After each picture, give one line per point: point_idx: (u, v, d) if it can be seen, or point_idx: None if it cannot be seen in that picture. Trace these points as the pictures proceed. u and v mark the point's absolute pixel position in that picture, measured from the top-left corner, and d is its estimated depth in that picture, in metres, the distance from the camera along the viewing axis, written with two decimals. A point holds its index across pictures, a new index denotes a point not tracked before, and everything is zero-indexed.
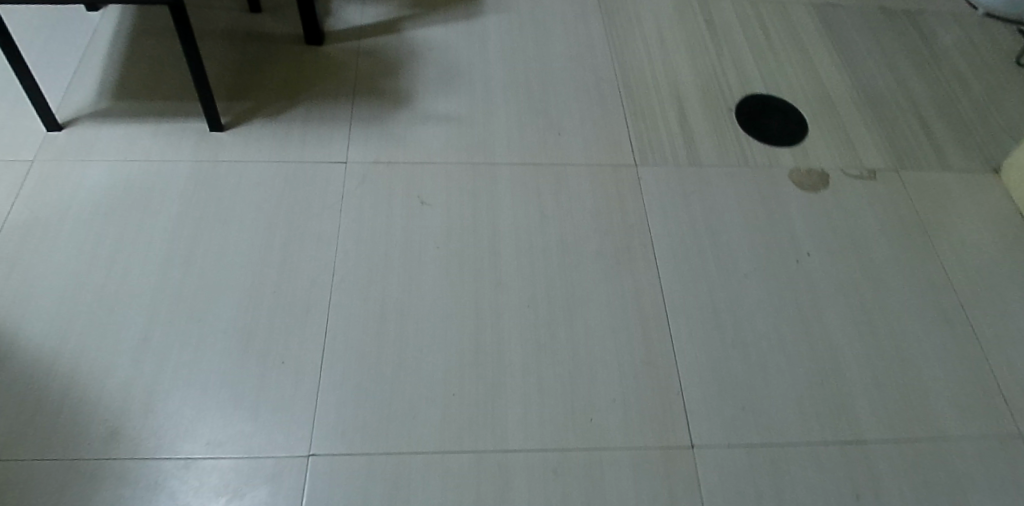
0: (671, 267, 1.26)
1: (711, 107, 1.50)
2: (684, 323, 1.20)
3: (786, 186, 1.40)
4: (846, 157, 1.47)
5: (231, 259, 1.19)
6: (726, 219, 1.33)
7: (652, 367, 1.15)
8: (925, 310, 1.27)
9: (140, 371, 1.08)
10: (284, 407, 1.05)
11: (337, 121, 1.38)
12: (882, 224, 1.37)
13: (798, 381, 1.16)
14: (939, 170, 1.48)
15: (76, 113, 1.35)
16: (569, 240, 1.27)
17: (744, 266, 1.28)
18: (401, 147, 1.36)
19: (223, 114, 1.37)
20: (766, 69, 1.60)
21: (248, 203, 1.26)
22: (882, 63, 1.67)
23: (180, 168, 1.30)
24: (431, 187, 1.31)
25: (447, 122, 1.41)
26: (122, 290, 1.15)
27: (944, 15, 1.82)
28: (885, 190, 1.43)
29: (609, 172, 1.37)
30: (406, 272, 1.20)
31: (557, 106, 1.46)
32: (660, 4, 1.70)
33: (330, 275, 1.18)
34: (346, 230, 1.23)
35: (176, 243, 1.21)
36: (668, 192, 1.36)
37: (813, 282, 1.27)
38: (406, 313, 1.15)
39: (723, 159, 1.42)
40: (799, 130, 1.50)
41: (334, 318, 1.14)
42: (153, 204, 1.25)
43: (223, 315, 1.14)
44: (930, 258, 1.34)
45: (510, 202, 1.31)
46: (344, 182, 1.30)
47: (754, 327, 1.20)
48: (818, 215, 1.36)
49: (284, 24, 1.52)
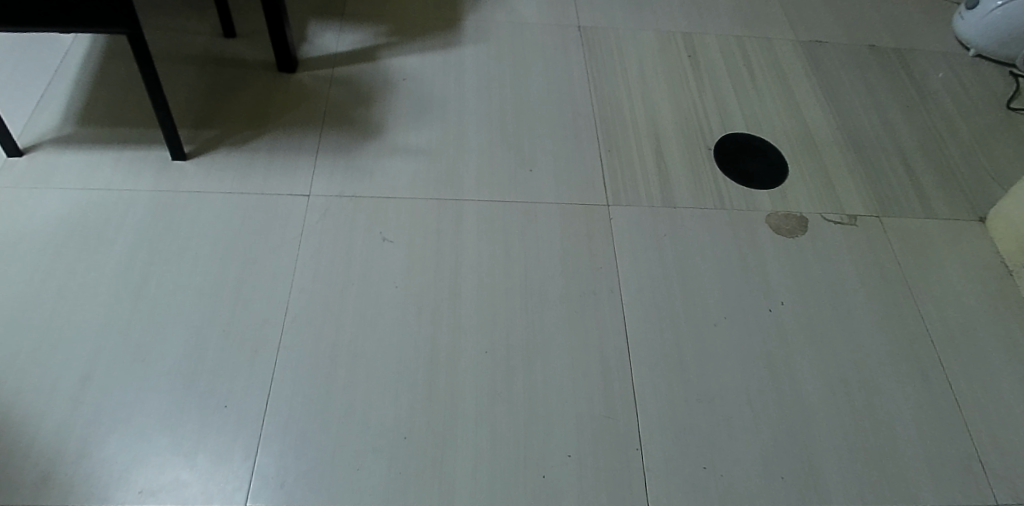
0: (638, 313, 1.22)
1: (690, 146, 1.47)
2: (648, 374, 1.16)
3: (763, 230, 1.36)
4: (826, 202, 1.43)
5: (182, 296, 1.16)
6: (698, 263, 1.29)
7: (612, 420, 1.11)
8: (901, 367, 1.23)
9: (78, 411, 1.05)
10: (223, 457, 1.03)
11: (302, 151, 1.35)
12: (860, 274, 1.34)
13: (765, 440, 1.12)
14: (922, 216, 1.45)
15: (38, 139, 1.33)
16: (534, 282, 1.23)
17: (714, 314, 1.24)
18: (367, 180, 1.32)
19: (187, 142, 1.34)
20: (749, 106, 1.56)
21: (203, 237, 1.23)
22: (868, 104, 1.64)
23: (139, 198, 1.27)
24: (394, 223, 1.27)
25: (416, 154, 1.37)
26: (68, 324, 1.12)
27: (934, 55, 1.79)
28: (865, 237, 1.39)
29: (580, 211, 1.33)
30: (362, 313, 1.17)
31: (531, 141, 1.43)
32: (643, 37, 1.67)
33: (283, 316, 1.15)
34: (304, 268, 1.20)
35: (127, 277, 1.18)
36: (640, 233, 1.32)
37: (785, 334, 1.24)
38: (358, 358, 1.12)
39: (699, 201, 1.38)
40: (779, 172, 1.46)
41: (283, 362, 1.11)
42: (107, 235, 1.22)
43: (168, 355, 1.11)
44: (909, 311, 1.30)
45: (475, 240, 1.27)
46: (306, 216, 1.26)
47: (721, 381, 1.17)
48: (794, 262, 1.33)
49: (257, 50, 1.50)
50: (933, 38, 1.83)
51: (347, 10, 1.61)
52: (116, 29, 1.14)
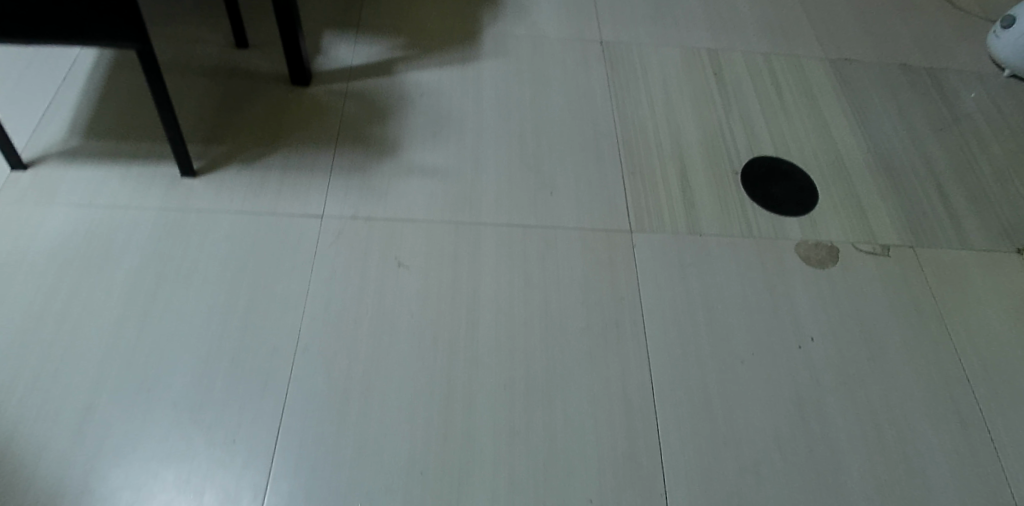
0: (663, 348, 1.17)
1: (716, 169, 1.42)
2: (672, 414, 1.11)
3: (791, 260, 1.31)
4: (857, 231, 1.38)
5: (189, 322, 1.12)
6: (724, 295, 1.24)
7: (636, 462, 1.06)
8: (936, 409, 1.19)
9: (80, 444, 1.01)
10: (231, 496, 0.98)
11: (316, 168, 1.31)
12: (893, 309, 1.29)
13: (795, 486, 1.07)
14: (956, 247, 1.39)
15: (43, 152, 1.29)
16: (554, 312, 1.18)
17: (741, 349, 1.19)
18: (381, 201, 1.28)
19: (197, 158, 1.30)
20: (777, 128, 1.51)
21: (212, 259, 1.18)
22: (899, 126, 1.58)
23: (146, 216, 1.22)
24: (409, 247, 1.23)
25: (433, 174, 1.33)
26: (70, 350, 1.08)
27: (967, 74, 1.73)
28: (897, 269, 1.34)
29: (603, 237, 1.28)
30: (375, 344, 1.12)
31: (551, 161, 1.38)
32: (668, 53, 1.61)
33: (293, 345, 1.11)
34: (316, 295, 1.16)
35: (133, 301, 1.13)
36: (665, 262, 1.27)
37: (815, 373, 1.19)
38: (371, 391, 1.08)
39: (726, 228, 1.33)
40: (808, 198, 1.41)
41: (295, 394, 1.07)
42: (113, 256, 1.18)
43: (174, 385, 1.06)
44: (944, 349, 1.25)
45: (493, 266, 1.22)
46: (318, 238, 1.22)
47: (748, 422, 1.12)
48: (825, 295, 1.28)
49: (270, 62, 1.45)
50: (965, 56, 1.77)
51: (362, 20, 1.57)
52: (125, 42, 1.09)
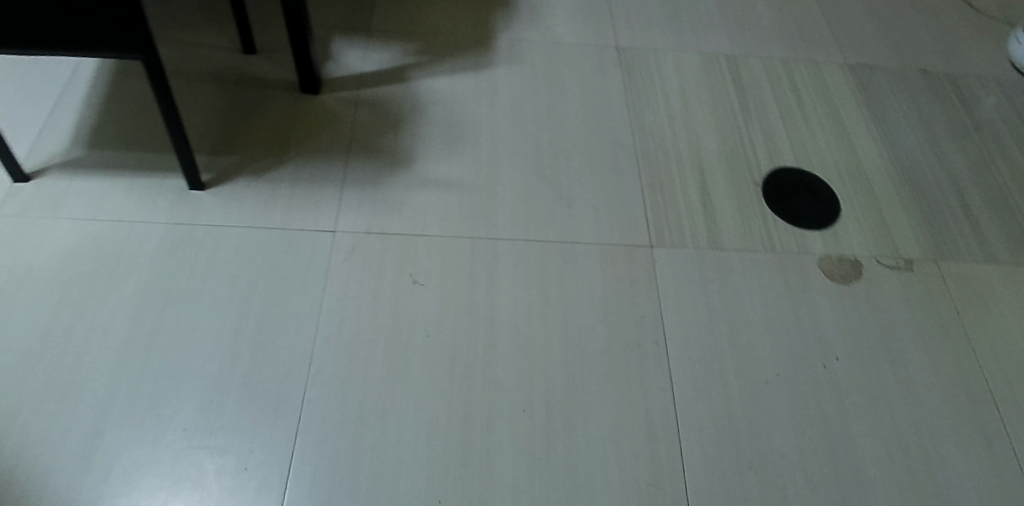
0: (685, 369, 1.15)
1: (736, 181, 1.38)
2: (695, 438, 1.09)
3: (814, 276, 1.28)
4: (880, 244, 1.35)
5: (198, 343, 1.09)
6: (747, 313, 1.22)
7: (659, 488, 1.04)
8: (963, 430, 1.15)
9: (87, 470, 0.98)
10: None
11: (327, 181, 1.27)
12: (918, 325, 1.25)
13: None
14: (981, 261, 1.36)
15: (46, 162, 1.25)
16: (573, 332, 1.16)
17: (765, 369, 1.16)
18: (395, 216, 1.24)
19: (205, 170, 1.26)
20: (797, 138, 1.48)
21: (222, 277, 1.15)
22: (921, 135, 1.55)
23: (152, 231, 1.19)
24: (425, 264, 1.20)
25: (447, 187, 1.29)
26: (77, 371, 1.05)
27: (988, 80, 1.69)
28: (922, 284, 1.31)
29: (622, 253, 1.26)
30: (391, 365, 1.09)
31: (569, 172, 1.34)
32: (685, 59, 1.58)
33: (306, 367, 1.08)
34: (330, 314, 1.13)
35: (141, 320, 1.10)
36: (685, 279, 1.24)
37: (840, 393, 1.16)
38: (387, 416, 1.05)
39: (747, 242, 1.30)
40: (830, 211, 1.38)
41: (309, 419, 1.04)
42: (119, 273, 1.14)
43: (183, 409, 1.03)
44: (970, 367, 1.22)
45: (511, 284, 1.20)
46: (331, 254, 1.19)
47: (773, 445, 1.10)
48: (849, 312, 1.25)
49: (279, 69, 1.41)
50: (987, 61, 1.73)
51: (373, 25, 1.53)
52: (130, 54, 1.05)
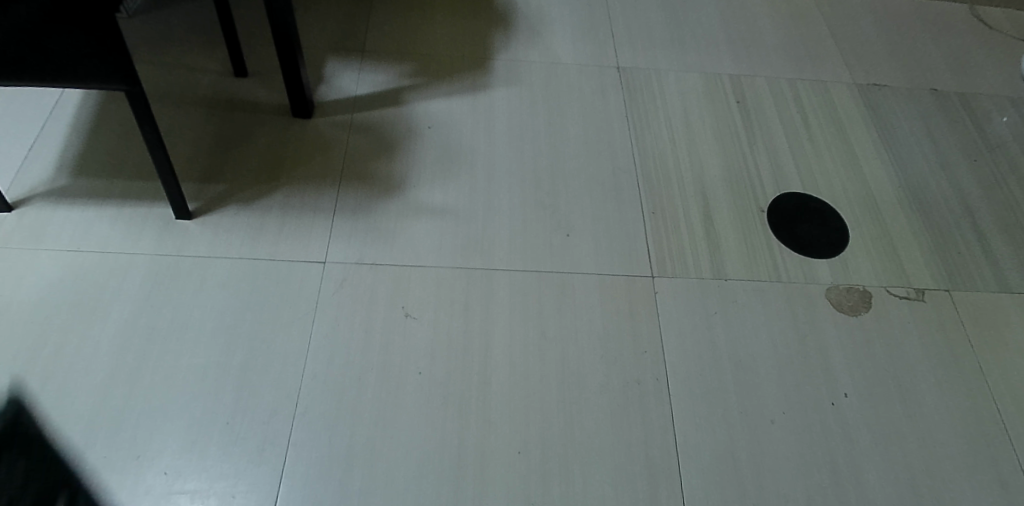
0: (687, 407, 1.10)
1: (741, 207, 1.34)
2: (698, 481, 1.04)
3: (822, 308, 1.24)
4: (891, 273, 1.30)
5: (181, 384, 1.05)
6: (752, 347, 1.17)
7: None
8: (978, 471, 1.10)
9: None
10: None
11: (318, 209, 1.24)
12: (931, 359, 1.20)
13: None
14: (995, 290, 1.31)
15: (30, 191, 1.22)
16: (572, 368, 1.11)
17: (770, 407, 1.12)
18: (388, 246, 1.21)
19: (193, 198, 1.23)
20: (803, 162, 1.44)
21: (208, 312, 1.11)
22: (932, 157, 1.50)
23: (137, 263, 1.15)
24: (418, 296, 1.16)
25: (442, 214, 1.26)
26: (56, 412, 1.01)
27: (1000, 99, 1.64)
28: (934, 315, 1.26)
29: (622, 284, 1.21)
30: (380, 405, 1.05)
31: (568, 199, 1.30)
32: (688, 80, 1.54)
33: (293, 406, 1.04)
34: (318, 349, 1.09)
35: (123, 358, 1.06)
36: (688, 312, 1.20)
37: (850, 432, 1.11)
38: (376, 458, 1.01)
39: (753, 272, 1.26)
40: (838, 238, 1.33)
41: (294, 462, 1.00)
42: (102, 307, 1.11)
43: (164, 453, 0.99)
44: (985, 404, 1.17)
45: (507, 317, 1.15)
46: (321, 286, 1.15)
47: (779, 488, 1.05)
48: (858, 346, 1.20)
49: (271, 92, 1.38)
50: (998, 80, 1.68)
51: (367, 45, 1.49)
52: (112, 83, 1.01)
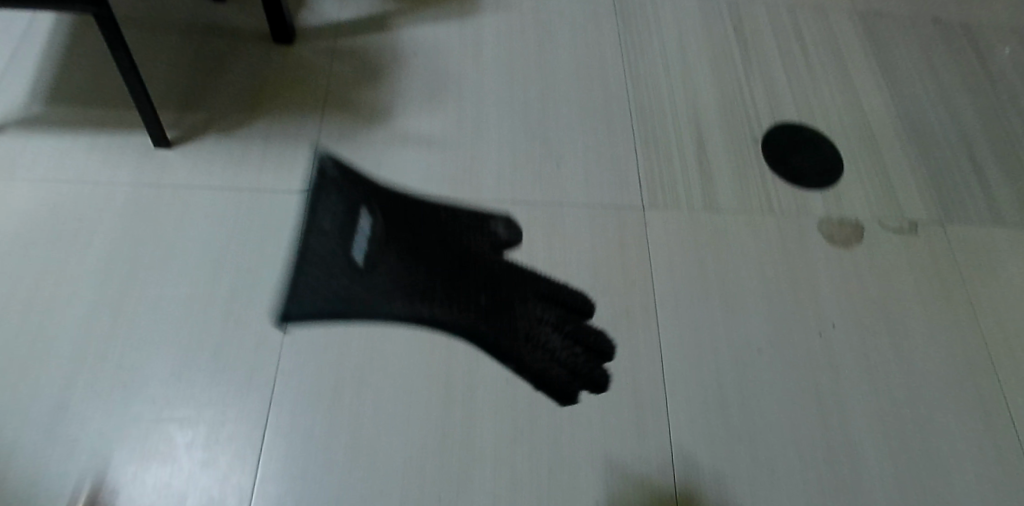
0: (674, 337, 1.10)
1: (734, 138, 1.32)
2: (683, 408, 1.05)
3: (813, 239, 1.23)
4: (884, 205, 1.29)
5: (167, 311, 1.04)
6: (742, 278, 1.16)
7: (644, 462, 1.00)
8: (961, 401, 1.11)
9: (54, 441, 0.94)
10: (215, 500, 0.93)
11: (301, 139, 1.21)
12: (920, 291, 1.20)
13: (811, 485, 1.01)
14: (989, 223, 1.29)
15: (3, 118, 1.19)
16: (560, 297, 1.11)
17: (758, 338, 1.12)
18: (373, 176, 1.19)
19: (172, 127, 1.20)
20: (800, 92, 1.40)
21: (191, 241, 1.10)
22: (932, 88, 1.46)
23: (116, 194, 1.13)
24: (405, 227, 1.14)
25: (429, 144, 1.23)
26: (40, 341, 1.01)
27: (1005, 29, 1.59)
28: (925, 247, 1.25)
29: (611, 215, 1.20)
30: (368, 333, 1.05)
31: (557, 129, 1.28)
32: (684, 6, 1.49)
33: (281, 334, 1.04)
34: (305, 279, 1.08)
35: (107, 288, 1.05)
36: (678, 243, 1.18)
37: (836, 362, 1.11)
38: (363, 385, 1.01)
39: (745, 204, 1.24)
40: (833, 169, 1.31)
41: (281, 388, 1.00)
42: (83, 237, 1.09)
43: (152, 379, 0.99)
44: (972, 336, 1.17)
45: (495, 248, 1.14)
46: (306, 216, 1.13)
47: (764, 415, 1.05)
48: (848, 277, 1.20)
49: (250, 17, 1.33)
50: (1003, 9, 1.63)
51: None
52: (79, 6, 0.97)
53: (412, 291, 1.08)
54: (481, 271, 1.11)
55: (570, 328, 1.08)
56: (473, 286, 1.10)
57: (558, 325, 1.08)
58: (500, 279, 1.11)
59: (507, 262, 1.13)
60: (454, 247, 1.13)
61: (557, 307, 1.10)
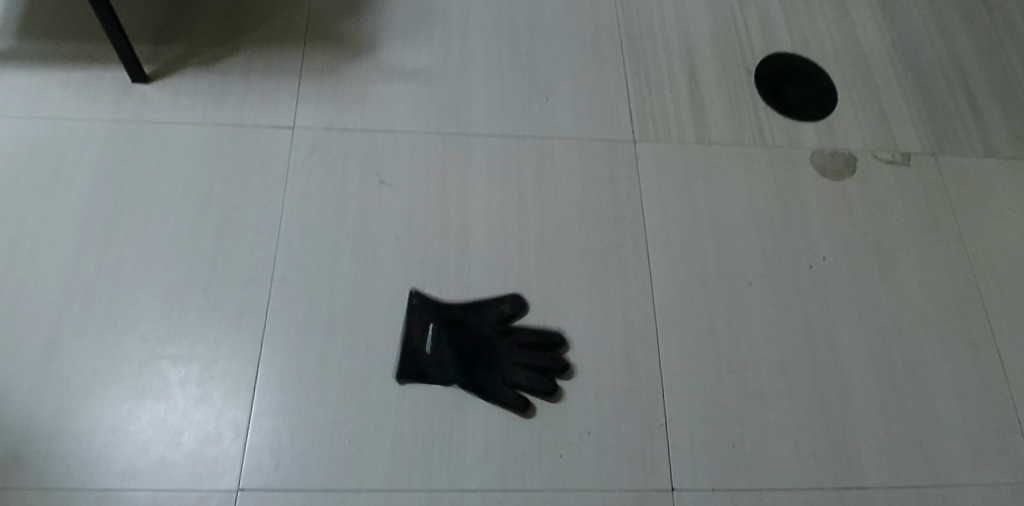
0: (665, 270, 1.10)
1: (727, 69, 1.29)
2: (674, 340, 1.05)
3: (805, 172, 1.22)
4: (877, 137, 1.27)
5: (154, 250, 1.03)
6: (733, 212, 1.16)
7: (635, 392, 1.01)
8: (948, 330, 1.12)
9: (46, 381, 0.94)
10: (211, 436, 0.93)
11: (284, 73, 1.18)
12: (910, 223, 1.20)
13: (798, 413, 1.03)
14: (982, 155, 1.29)
15: None
16: (551, 233, 1.10)
17: (748, 270, 1.12)
18: (359, 110, 1.16)
19: (150, 62, 1.16)
20: (794, 22, 1.37)
21: (175, 179, 1.08)
22: (927, 17, 1.44)
23: (95, 131, 1.10)
24: (392, 162, 1.12)
25: (415, 78, 1.20)
26: (26, 282, 1.00)
27: None
28: (917, 179, 1.24)
29: (602, 149, 1.18)
30: (358, 270, 1.04)
31: (547, 62, 1.25)
32: None
33: (270, 272, 1.03)
34: (292, 216, 1.07)
35: (91, 227, 1.04)
36: (669, 176, 1.17)
37: (826, 293, 1.12)
38: (354, 321, 1.01)
39: (737, 136, 1.23)
40: (826, 100, 1.30)
41: (272, 326, 1.00)
42: (64, 176, 1.07)
43: (142, 319, 0.99)
44: (961, 266, 1.18)
45: (484, 184, 1.13)
46: (291, 152, 1.11)
47: (753, 346, 1.06)
48: (839, 209, 1.19)
49: None
50: None
51: None
52: None
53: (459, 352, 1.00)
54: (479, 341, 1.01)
55: (537, 363, 1.01)
56: (476, 352, 1.00)
57: (528, 363, 1.00)
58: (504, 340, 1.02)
59: (506, 330, 1.03)
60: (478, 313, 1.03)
61: (526, 340, 1.02)
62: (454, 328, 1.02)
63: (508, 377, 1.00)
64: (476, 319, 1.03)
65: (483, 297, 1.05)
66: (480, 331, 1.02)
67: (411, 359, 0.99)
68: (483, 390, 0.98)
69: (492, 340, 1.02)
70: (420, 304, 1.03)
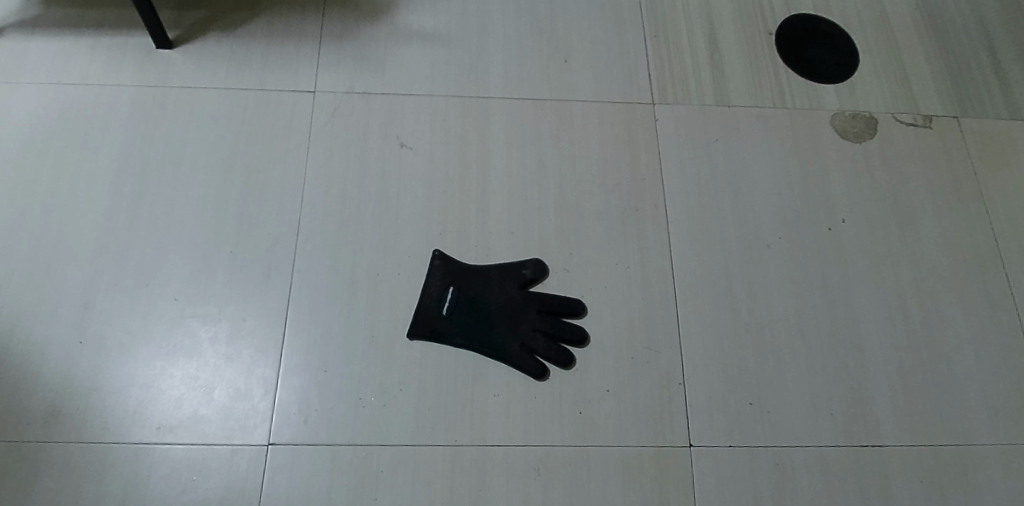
0: (684, 233, 1.11)
1: (747, 31, 1.28)
2: (692, 301, 1.06)
3: (825, 134, 1.21)
4: (900, 99, 1.26)
5: (182, 213, 1.05)
6: (753, 174, 1.16)
7: (654, 352, 1.03)
8: (968, 291, 1.12)
9: (82, 341, 0.98)
10: (242, 392, 0.96)
11: (304, 38, 1.19)
12: (931, 185, 1.20)
13: (815, 372, 1.04)
14: (1004, 118, 1.27)
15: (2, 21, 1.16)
16: (570, 196, 1.11)
17: (767, 232, 1.12)
18: (379, 75, 1.17)
19: (173, 27, 1.18)
20: None
21: (200, 143, 1.10)
22: None
23: (121, 98, 1.12)
24: (412, 126, 1.13)
25: (434, 41, 1.21)
26: (59, 246, 1.02)
27: None
28: (939, 141, 1.23)
29: (622, 112, 1.19)
30: (380, 233, 1.06)
31: (565, 25, 1.25)
32: None
33: (295, 235, 1.05)
34: (315, 180, 1.08)
35: (120, 193, 1.06)
36: (689, 139, 1.17)
37: (845, 253, 1.12)
38: (378, 283, 1.03)
39: (756, 98, 1.22)
40: (847, 62, 1.28)
41: (298, 287, 1.02)
42: (92, 142, 1.09)
43: (173, 280, 1.01)
44: (982, 228, 1.17)
45: (503, 147, 1.14)
46: (313, 116, 1.13)
47: (771, 306, 1.07)
48: (860, 171, 1.19)
49: None
50: None
51: None
52: None
53: (473, 314, 1.02)
54: (501, 305, 1.03)
55: (555, 331, 1.02)
56: (496, 316, 1.02)
57: (547, 331, 1.02)
58: (526, 307, 1.03)
59: (527, 296, 1.04)
60: (501, 276, 1.04)
61: (547, 308, 1.03)
62: (474, 291, 1.03)
63: (526, 342, 1.01)
64: (495, 282, 1.04)
65: (508, 263, 1.05)
66: (502, 296, 1.03)
67: (428, 316, 1.01)
68: (500, 352, 1.00)
69: (513, 303, 1.03)
70: (443, 264, 1.04)
